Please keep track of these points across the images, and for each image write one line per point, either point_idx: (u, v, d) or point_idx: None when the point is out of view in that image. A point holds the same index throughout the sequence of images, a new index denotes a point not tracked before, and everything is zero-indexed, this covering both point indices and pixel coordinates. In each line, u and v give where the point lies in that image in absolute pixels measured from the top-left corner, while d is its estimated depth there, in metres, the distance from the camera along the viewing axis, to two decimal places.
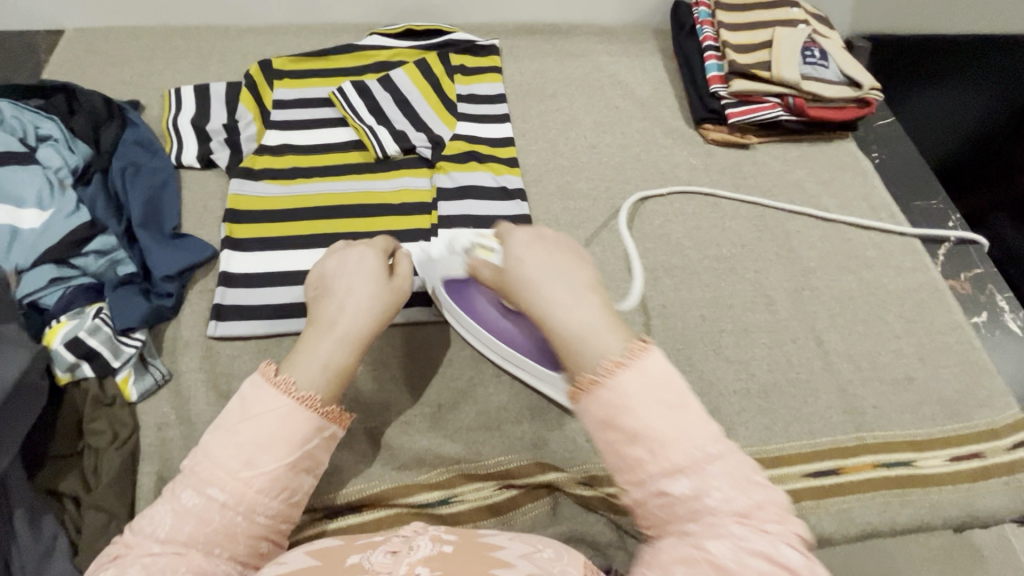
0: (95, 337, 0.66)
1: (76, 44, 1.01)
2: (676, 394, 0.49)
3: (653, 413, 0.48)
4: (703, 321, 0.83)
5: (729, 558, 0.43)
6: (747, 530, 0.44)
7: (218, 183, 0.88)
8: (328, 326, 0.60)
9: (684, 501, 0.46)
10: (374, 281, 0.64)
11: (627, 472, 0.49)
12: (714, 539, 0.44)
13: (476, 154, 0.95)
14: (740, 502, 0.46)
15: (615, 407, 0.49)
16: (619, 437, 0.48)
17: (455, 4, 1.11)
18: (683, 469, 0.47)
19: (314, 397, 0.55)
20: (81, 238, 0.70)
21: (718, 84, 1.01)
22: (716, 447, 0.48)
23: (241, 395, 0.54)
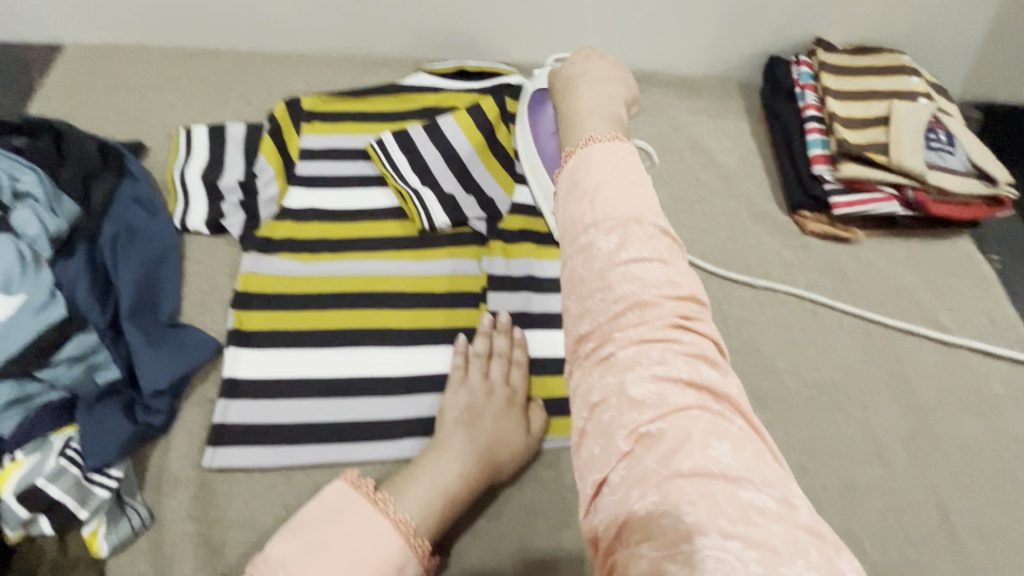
0: (57, 483, 0.52)
1: (75, 64, 0.87)
2: (636, 180, 0.47)
3: (614, 193, 0.45)
4: (801, 472, 0.68)
5: (641, 382, 0.38)
6: (671, 353, 0.39)
7: (230, 254, 0.74)
8: (456, 450, 0.59)
9: (617, 289, 0.42)
10: (500, 405, 0.63)
11: (583, 206, 0.46)
12: (638, 327, 0.40)
13: (537, 233, 0.79)
14: (671, 311, 0.41)
15: (586, 174, 0.47)
16: (578, 202, 0.46)
17: (515, 41, 0.95)
18: (629, 247, 0.43)
19: (410, 524, 0.53)
20: (53, 342, 0.56)
21: (822, 165, 0.85)
22: (670, 249, 0.44)
23: (322, 501, 0.53)
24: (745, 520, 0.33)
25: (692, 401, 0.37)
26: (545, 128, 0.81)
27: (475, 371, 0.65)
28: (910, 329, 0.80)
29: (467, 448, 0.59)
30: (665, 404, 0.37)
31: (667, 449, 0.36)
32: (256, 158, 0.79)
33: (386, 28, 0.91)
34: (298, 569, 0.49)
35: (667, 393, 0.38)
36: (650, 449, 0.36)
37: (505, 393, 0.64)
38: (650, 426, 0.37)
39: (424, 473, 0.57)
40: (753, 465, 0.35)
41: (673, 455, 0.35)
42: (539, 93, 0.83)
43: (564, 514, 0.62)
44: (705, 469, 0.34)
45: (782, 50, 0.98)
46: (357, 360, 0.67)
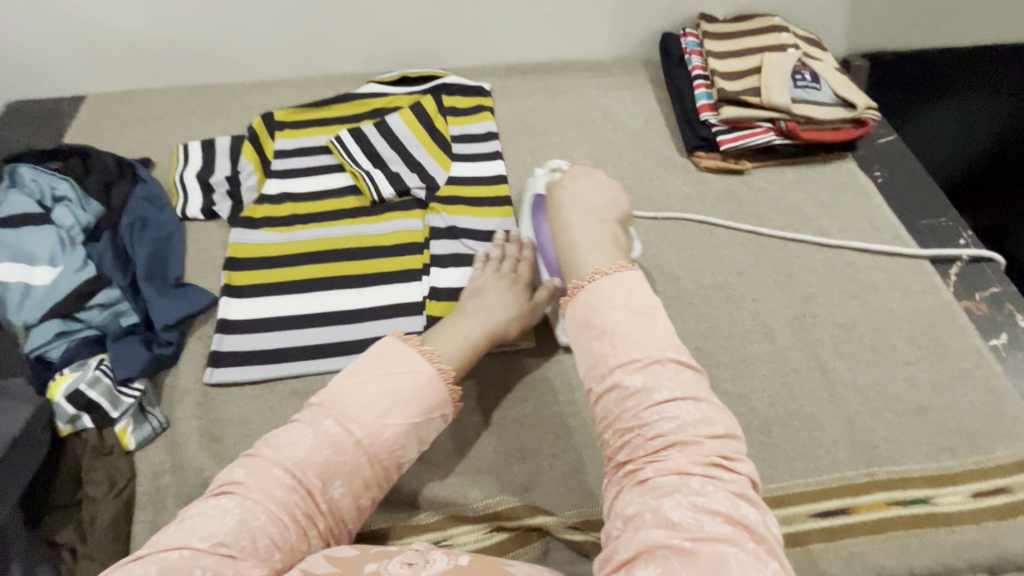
0: (95, 389, 0.68)
1: (96, 107, 1.09)
2: (646, 304, 0.60)
3: (626, 315, 0.59)
4: (699, 353, 0.81)
5: (678, 503, 0.50)
6: (712, 486, 0.50)
7: (221, 233, 0.92)
8: (473, 316, 0.73)
9: (656, 429, 0.54)
10: (509, 287, 0.77)
11: (602, 346, 0.59)
12: (677, 460, 0.52)
13: (471, 194, 0.96)
14: (713, 456, 0.52)
15: (601, 314, 0.60)
16: (599, 340, 0.59)
17: (446, 48, 1.14)
18: (660, 387, 0.55)
19: (449, 371, 0.65)
20: (86, 291, 0.74)
21: (709, 112, 1.01)
22: (697, 389, 0.56)
23: (380, 351, 0.63)
24: None
25: (726, 527, 0.48)
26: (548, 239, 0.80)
27: (490, 266, 0.81)
28: (797, 238, 0.93)
29: (480, 315, 0.74)
30: (700, 529, 0.48)
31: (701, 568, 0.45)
32: (239, 160, 0.98)
33: (339, 50, 1.12)
34: (362, 401, 0.60)
35: (703, 518, 0.48)
36: (681, 558, 0.46)
37: (515, 282, 0.78)
38: (684, 542, 0.47)
39: (446, 330, 0.71)
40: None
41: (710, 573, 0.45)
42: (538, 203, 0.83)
43: (496, 399, 0.76)
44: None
45: (673, 28, 1.16)
46: (324, 300, 0.83)
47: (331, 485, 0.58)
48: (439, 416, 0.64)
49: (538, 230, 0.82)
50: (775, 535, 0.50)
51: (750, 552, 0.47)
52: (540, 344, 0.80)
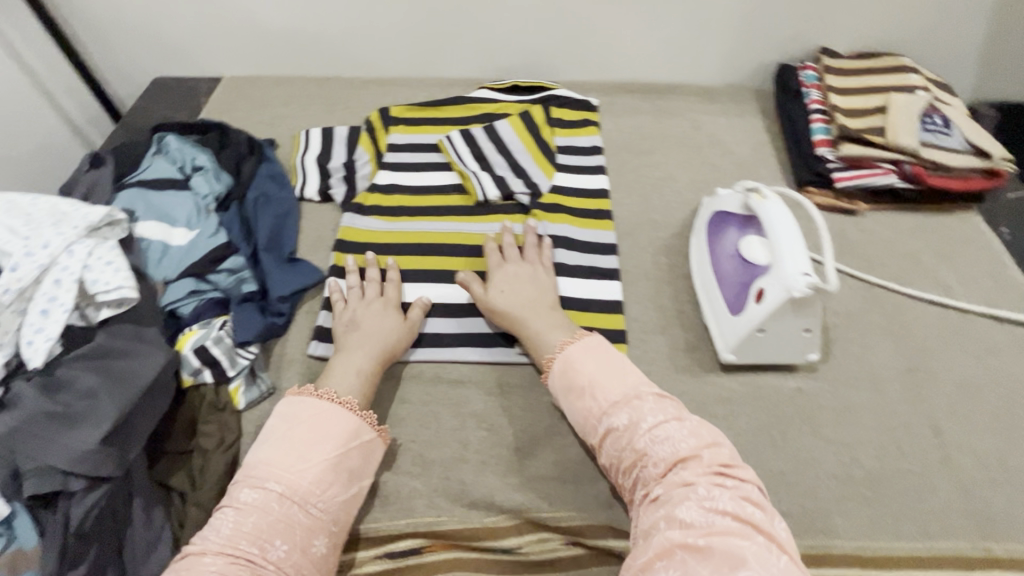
0: (217, 347, 0.72)
1: (230, 89, 1.18)
2: (614, 357, 0.70)
3: (597, 369, 0.69)
4: (800, 394, 0.77)
5: (691, 512, 0.55)
6: (718, 492, 0.56)
7: (333, 216, 0.97)
8: (355, 350, 0.74)
9: (654, 452, 0.61)
10: (386, 316, 0.78)
11: (592, 394, 0.68)
12: (682, 475, 0.58)
13: (572, 205, 0.96)
14: (709, 466, 0.59)
15: (577, 372, 0.69)
16: (584, 397, 0.68)
17: (558, 61, 1.16)
18: (646, 417, 0.63)
19: (352, 402, 0.69)
20: (219, 256, 0.79)
21: (825, 148, 0.98)
22: (676, 411, 0.64)
23: (278, 413, 0.67)
24: None
25: (734, 524, 0.53)
26: (727, 253, 0.81)
27: (357, 298, 0.80)
28: (917, 296, 0.87)
29: (368, 346, 0.74)
30: (710, 528, 0.53)
31: (717, 561, 0.50)
32: (356, 149, 1.04)
33: (454, 56, 1.16)
34: (276, 459, 0.63)
35: (712, 519, 0.53)
36: (699, 558, 0.50)
37: (387, 304, 0.79)
38: (698, 541, 0.52)
39: (336, 369, 0.72)
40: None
41: (723, 565, 0.49)
42: (722, 218, 0.85)
43: None
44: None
45: (790, 61, 1.13)
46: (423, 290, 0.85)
47: (272, 545, 0.58)
48: (362, 443, 0.67)
49: (717, 243, 0.84)
50: (780, 528, 0.54)
51: (759, 543, 0.51)
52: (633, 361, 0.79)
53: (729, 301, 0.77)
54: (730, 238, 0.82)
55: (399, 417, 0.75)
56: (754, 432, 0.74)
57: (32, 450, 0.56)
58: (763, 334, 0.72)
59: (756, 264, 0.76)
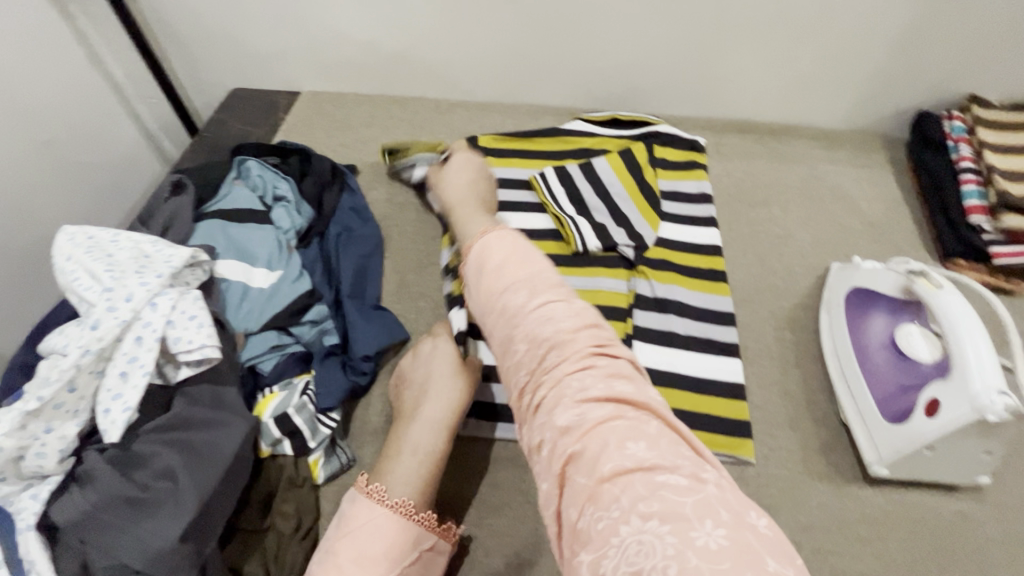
0: (300, 415, 0.65)
1: (309, 106, 1.11)
2: (500, 234, 0.58)
3: (490, 249, 0.56)
4: (962, 520, 0.65)
5: (568, 406, 0.45)
6: (591, 375, 0.46)
7: (416, 256, 0.88)
8: (424, 416, 0.63)
9: (524, 332, 0.50)
10: (450, 367, 0.67)
11: (486, 278, 0.55)
12: (562, 361, 0.47)
13: (682, 263, 0.86)
14: (580, 341, 0.48)
15: (486, 252, 0.56)
16: (480, 276, 0.55)
17: (663, 94, 1.05)
18: (535, 296, 0.52)
19: (409, 505, 0.58)
20: (302, 306, 0.72)
21: (980, 215, 0.84)
22: (556, 282, 0.53)
23: (340, 513, 0.58)
24: (657, 499, 0.37)
25: (608, 409, 0.43)
26: (875, 342, 0.71)
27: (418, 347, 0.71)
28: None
29: (428, 409, 0.64)
30: (585, 422, 0.43)
31: (590, 462, 0.41)
32: None
33: (550, 83, 1.07)
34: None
35: (588, 411, 0.44)
36: (578, 468, 0.41)
37: (444, 343, 0.69)
38: (574, 445, 0.42)
39: (397, 445, 0.62)
40: (668, 452, 0.41)
41: (595, 463, 0.40)
42: (867, 299, 0.74)
43: None
44: (623, 467, 0.40)
45: (931, 106, 1.00)
46: None
47: None
48: (419, 556, 0.57)
49: (861, 327, 0.73)
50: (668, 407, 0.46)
51: (632, 421, 0.43)
52: (760, 462, 0.69)
53: (886, 405, 0.67)
54: (879, 326, 0.72)
55: (494, 506, 0.68)
56: (906, 565, 0.63)
57: (105, 542, 0.50)
58: (931, 453, 0.61)
59: (923, 363, 0.66)
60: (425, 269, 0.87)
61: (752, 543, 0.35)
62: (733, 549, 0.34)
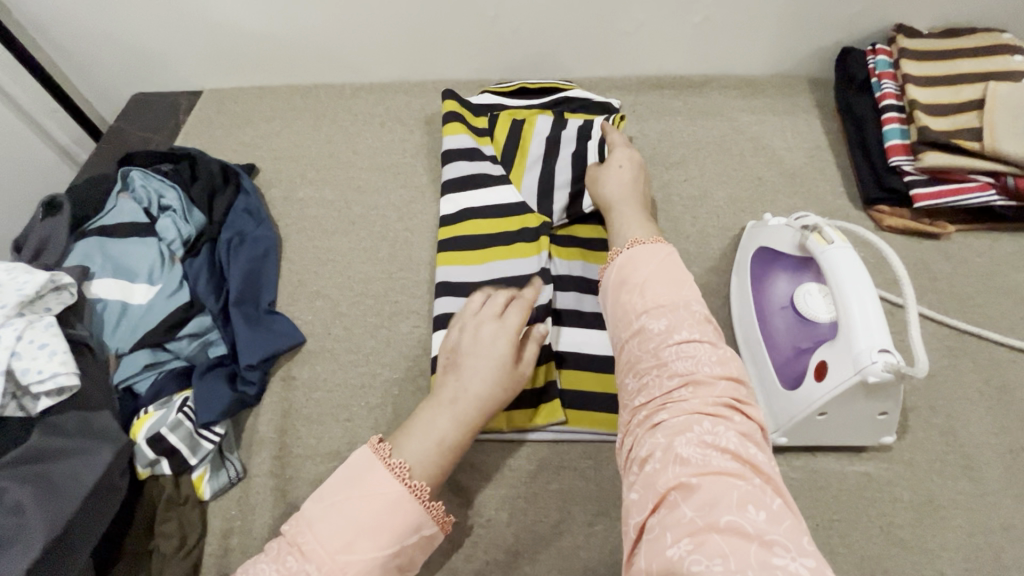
0: (176, 433, 0.64)
1: (209, 104, 1.05)
2: (680, 273, 0.58)
3: (664, 283, 0.56)
4: (868, 483, 0.62)
5: (688, 443, 0.45)
6: (723, 427, 0.47)
7: (315, 254, 0.84)
8: (450, 402, 0.61)
9: (672, 367, 0.51)
10: (501, 365, 0.63)
11: (638, 298, 0.56)
12: (692, 400, 0.48)
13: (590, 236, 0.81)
14: (721, 394, 0.49)
15: (635, 269, 0.58)
16: (630, 293, 0.57)
17: (575, 56, 0.97)
18: (678, 329, 0.53)
19: (425, 487, 0.54)
20: (178, 321, 0.70)
21: (900, 156, 0.80)
22: (714, 335, 0.54)
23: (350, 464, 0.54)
24: (769, 574, 0.37)
25: (732, 466, 0.44)
26: (776, 301, 0.67)
27: (470, 322, 0.66)
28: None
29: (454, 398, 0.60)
30: (709, 466, 0.44)
31: (703, 503, 0.41)
32: (447, 141, 0.86)
33: (455, 55, 0.98)
34: (324, 531, 0.50)
35: (713, 456, 0.44)
36: (687, 498, 0.42)
37: (500, 333, 0.64)
38: (690, 480, 0.43)
39: (418, 425, 0.59)
40: (789, 536, 0.40)
41: (712, 508, 0.41)
42: (771, 258, 0.70)
43: (601, 505, 0.64)
44: (739, 528, 0.39)
45: (856, 42, 0.93)
46: None
47: None
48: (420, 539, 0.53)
49: (764, 287, 0.69)
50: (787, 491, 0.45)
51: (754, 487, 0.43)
52: None
53: (783, 370, 0.63)
54: (783, 286, 0.67)
55: None
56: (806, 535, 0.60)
57: None
58: (823, 417, 0.58)
59: (821, 325, 0.62)
60: (324, 267, 0.83)
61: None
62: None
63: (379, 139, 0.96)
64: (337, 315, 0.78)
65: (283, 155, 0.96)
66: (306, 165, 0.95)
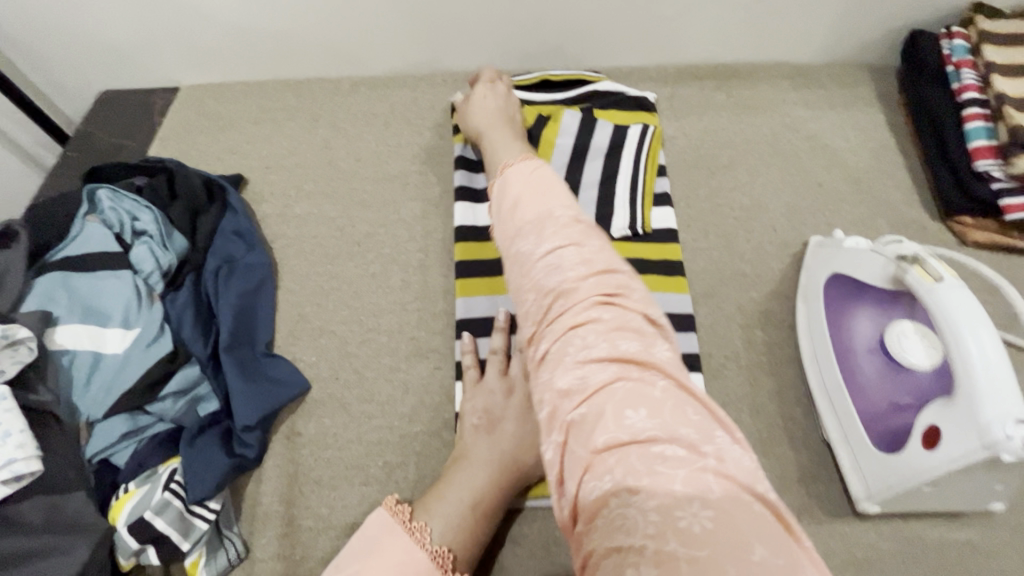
0: (163, 516, 0.54)
1: (187, 104, 0.92)
2: (547, 178, 0.47)
3: (524, 188, 0.47)
4: (972, 554, 0.54)
5: (568, 366, 0.37)
6: (594, 327, 0.38)
7: (317, 282, 0.74)
8: (485, 466, 0.55)
9: (540, 278, 0.41)
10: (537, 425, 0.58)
11: (510, 222, 0.46)
12: (563, 309, 0.39)
13: (635, 258, 0.70)
14: (590, 289, 0.40)
15: (506, 186, 0.48)
16: (502, 214, 0.47)
17: (605, 45, 0.85)
18: (541, 240, 0.43)
19: (449, 557, 0.50)
20: (160, 378, 0.59)
21: (987, 160, 0.69)
22: (585, 232, 0.43)
23: (365, 531, 0.50)
24: (650, 473, 0.31)
25: (610, 370, 0.36)
26: (861, 341, 0.58)
27: (493, 369, 0.61)
28: None
29: (491, 461, 0.56)
30: (589, 383, 0.36)
31: (587, 429, 0.34)
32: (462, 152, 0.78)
33: (466, 44, 0.86)
34: None
35: (590, 371, 0.36)
36: (575, 429, 0.35)
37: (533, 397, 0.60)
38: (573, 406, 0.36)
39: (450, 490, 0.54)
40: (674, 423, 0.34)
41: (592, 424, 0.34)
42: (849, 289, 0.61)
43: None
44: (617, 441, 0.33)
45: (927, 23, 0.81)
46: None
47: None
48: None
49: (842, 323, 0.60)
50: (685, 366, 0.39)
51: (634, 382, 0.35)
52: None
53: (875, 428, 0.55)
54: (866, 324, 0.59)
55: None
56: None
57: None
58: (931, 488, 0.50)
59: (915, 368, 0.54)
60: (327, 297, 0.72)
61: (742, 524, 0.29)
62: (718, 537, 0.28)
63: (384, 144, 0.85)
64: (345, 355, 0.68)
65: (274, 163, 0.85)
66: (302, 175, 0.83)
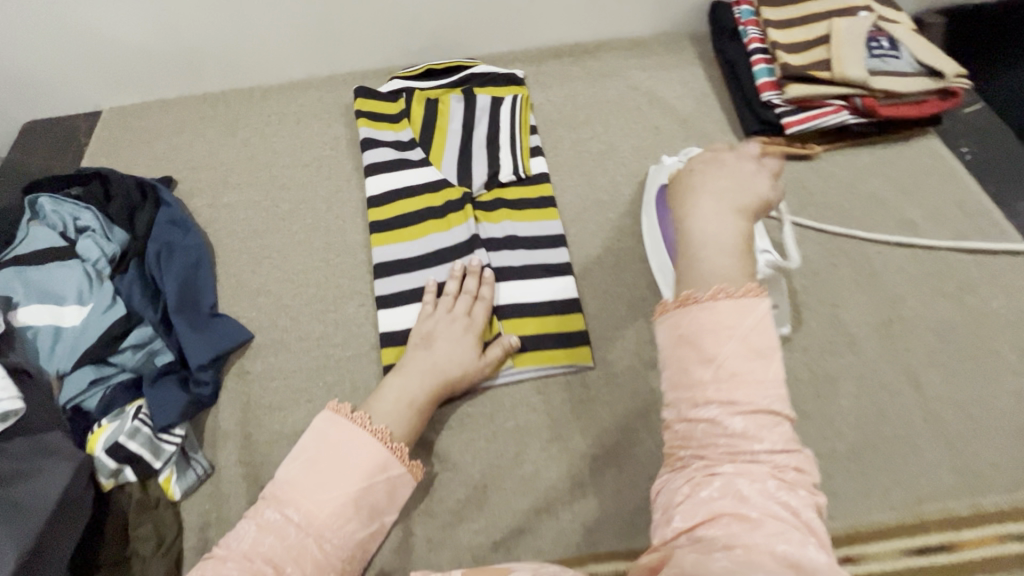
0: (135, 440, 0.65)
1: (111, 124, 1.02)
2: (766, 342, 0.45)
3: (739, 348, 0.44)
4: None
5: (748, 486, 0.41)
6: (788, 484, 0.41)
7: (250, 254, 0.86)
8: (419, 372, 0.68)
9: (743, 415, 0.43)
10: (469, 346, 0.71)
11: (693, 358, 0.45)
12: (761, 452, 0.42)
13: (518, 198, 0.86)
14: (790, 458, 0.42)
15: (702, 325, 0.45)
16: (693, 351, 0.45)
17: (476, 36, 1.02)
18: (763, 404, 0.43)
19: (386, 433, 0.60)
20: (120, 332, 0.71)
21: (771, 91, 0.90)
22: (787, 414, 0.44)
23: (312, 428, 0.59)
24: None
25: (789, 518, 0.39)
26: None
27: (443, 306, 0.74)
28: (886, 241, 0.81)
29: (420, 366, 0.69)
30: (768, 513, 0.39)
31: (747, 530, 0.39)
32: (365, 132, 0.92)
33: (358, 45, 1.00)
34: (303, 483, 0.55)
35: (774, 506, 0.40)
36: (738, 528, 0.39)
37: (467, 328, 0.73)
38: (750, 513, 0.39)
39: (386, 392, 0.66)
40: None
41: (761, 537, 0.38)
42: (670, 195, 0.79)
43: (552, 432, 0.71)
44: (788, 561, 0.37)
45: None
46: None
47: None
48: (389, 478, 0.58)
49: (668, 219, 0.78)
50: None
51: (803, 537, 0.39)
52: (598, 364, 0.75)
53: None
54: None
55: None
56: None
57: None
58: None
59: None
60: (260, 265, 0.84)
61: None
62: None
63: (297, 137, 0.98)
64: (281, 307, 0.80)
65: (200, 163, 0.96)
66: (227, 171, 0.95)
